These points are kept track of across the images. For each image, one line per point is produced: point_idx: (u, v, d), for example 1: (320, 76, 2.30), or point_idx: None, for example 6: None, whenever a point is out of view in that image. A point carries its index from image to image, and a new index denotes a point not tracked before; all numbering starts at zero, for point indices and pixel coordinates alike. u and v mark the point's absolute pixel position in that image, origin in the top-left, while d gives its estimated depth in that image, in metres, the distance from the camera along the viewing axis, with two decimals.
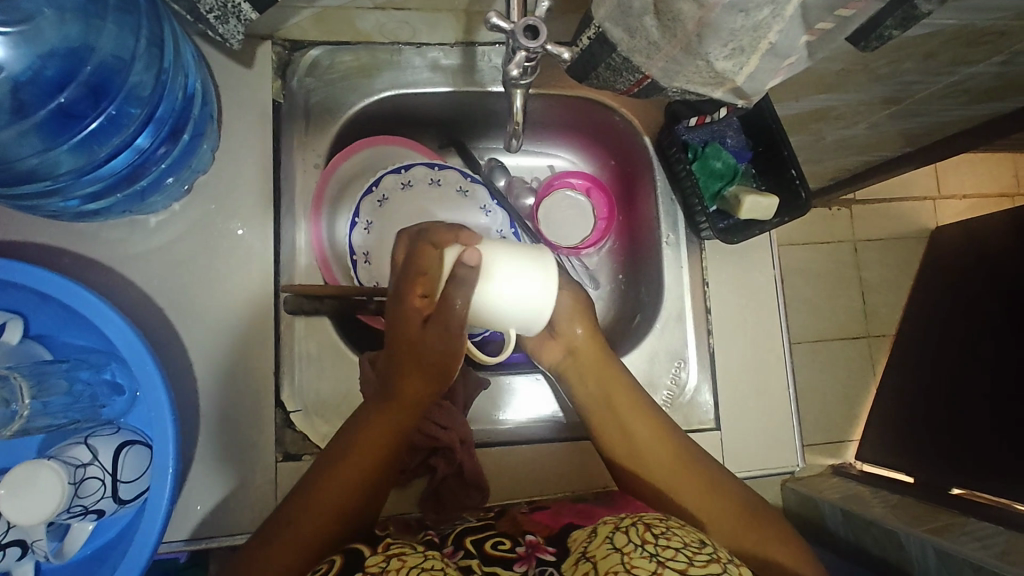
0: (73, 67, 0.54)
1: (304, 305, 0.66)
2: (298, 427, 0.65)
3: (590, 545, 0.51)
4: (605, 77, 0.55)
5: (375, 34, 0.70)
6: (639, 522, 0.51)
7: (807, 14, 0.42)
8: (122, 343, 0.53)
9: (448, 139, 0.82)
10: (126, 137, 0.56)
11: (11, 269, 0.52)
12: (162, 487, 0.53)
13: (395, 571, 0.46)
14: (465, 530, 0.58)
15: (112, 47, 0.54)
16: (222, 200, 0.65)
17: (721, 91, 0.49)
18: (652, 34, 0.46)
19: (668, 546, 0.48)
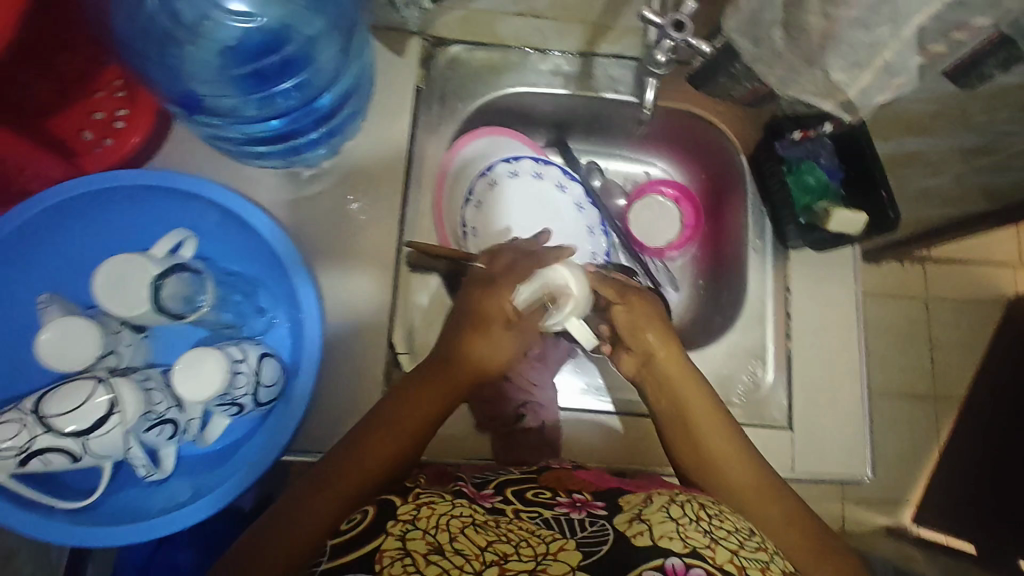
0: (278, 40, 0.66)
1: (423, 259, 0.75)
2: (403, 367, 0.71)
3: (645, 508, 0.54)
4: (723, 85, 0.63)
5: (511, 39, 0.79)
6: (694, 500, 0.55)
7: (923, 38, 0.47)
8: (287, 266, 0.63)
9: (555, 137, 0.91)
10: (304, 99, 0.68)
11: (212, 191, 0.62)
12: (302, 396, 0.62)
13: (427, 518, 0.51)
14: (508, 481, 0.60)
15: (311, 28, 0.66)
16: (363, 163, 0.74)
17: (831, 103, 0.55)
18: (777, 45, 0.52)
19: (721, 527, 0.52)
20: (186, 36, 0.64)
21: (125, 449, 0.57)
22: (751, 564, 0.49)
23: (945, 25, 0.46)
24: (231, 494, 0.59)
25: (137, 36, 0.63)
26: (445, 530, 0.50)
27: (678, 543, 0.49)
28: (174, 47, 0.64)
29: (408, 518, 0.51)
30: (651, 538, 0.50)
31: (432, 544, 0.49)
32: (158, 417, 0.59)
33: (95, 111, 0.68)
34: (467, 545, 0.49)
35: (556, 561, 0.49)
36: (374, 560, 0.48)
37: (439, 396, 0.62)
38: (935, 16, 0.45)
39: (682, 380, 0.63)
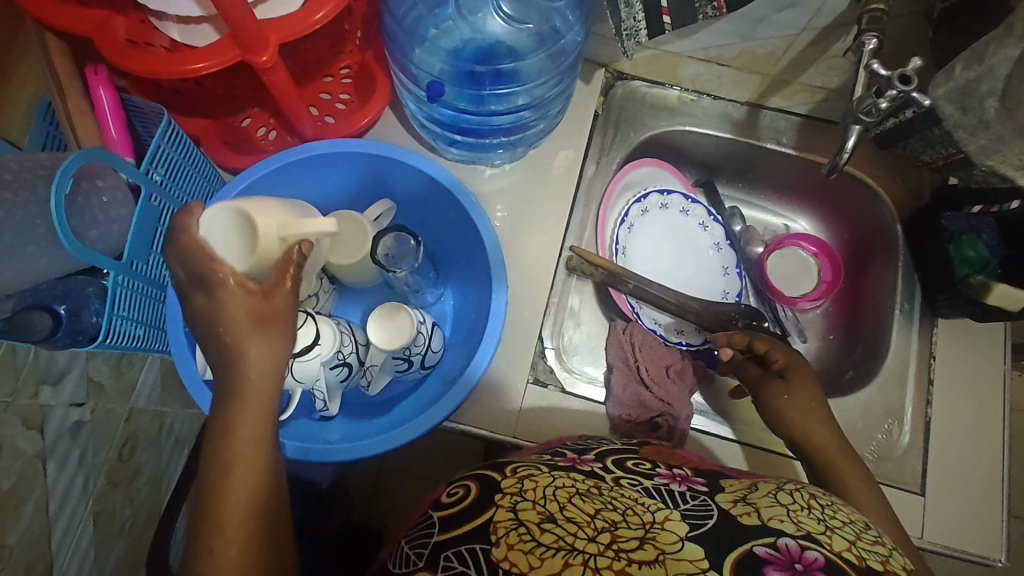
0: (513, 54, 0.74)
1: (582, 266, 0.78)
2: (548, 361, 0.74)
3: (750, 494, 0.53)
4: (913, 148, 0.64)
5: (690, 82, 0.85)
6: (802, 490, 0.53)
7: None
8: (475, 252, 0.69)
9: (703, 179, 0.97)
10: (509, 107, 0.75)
11: (422, 163, 0.68)
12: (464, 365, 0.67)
13: (534, 490, 0.51)
14: (609, 451, 0.61)
15: (540, 53, 0.74)
16: (539, 172, 0.81)
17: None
18: (988, 113, 0.55)
19: (833, 517, 0.50)
20: (439, 28, 0.74)
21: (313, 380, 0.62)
22: (871, 555, 0.46)
23: None
24: (392, 445, 0.62)
25: (403, 25, 0.73)
26: (553, 500, 0.49)
27: (790, 525, 0.47)
28: (425, 36, 0.73)
29: (515, 492, 0.51)
30: (759, 517, 0.48)
31: (543, 513, 0.48)
32: (343, 357, 0.64)
33: (324, 92, 0.80)
34: (577, 513, 0.48)
35: (662, 531, 0.47)
36: (489, 531, 0.47)
37: (269, 422, 0.53)
38: None
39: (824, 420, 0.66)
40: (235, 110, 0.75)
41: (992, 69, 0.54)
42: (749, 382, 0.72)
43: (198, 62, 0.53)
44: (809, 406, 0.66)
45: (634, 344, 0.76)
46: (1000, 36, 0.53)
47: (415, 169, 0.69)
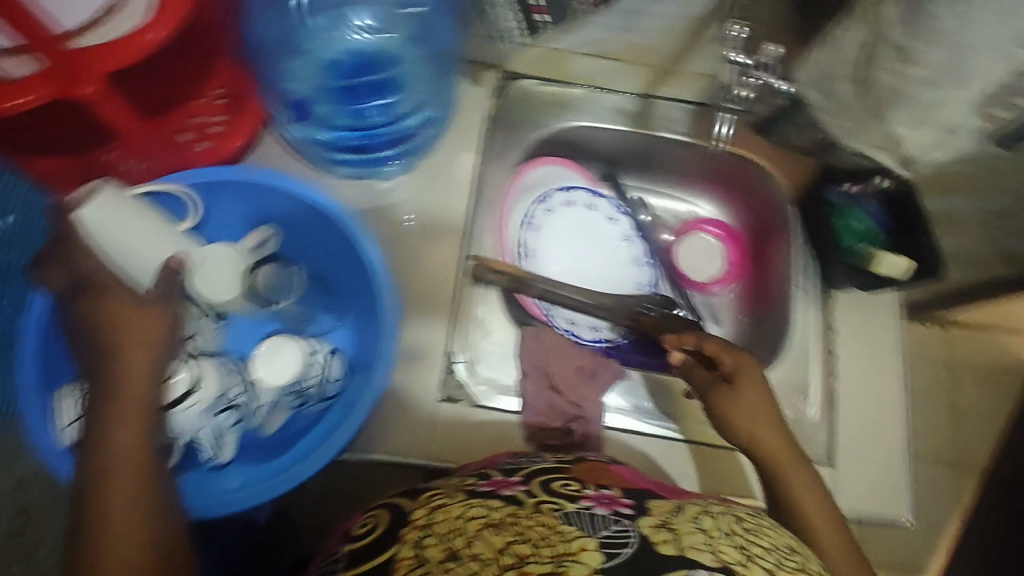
0: (390, 62, 0.73)
1: (486, 274, 0.77)
2: (459, 377, 0.73)
3: (674, 517, 0.49)
4: (778, 133, 0.70)
5: (579, 77, 0.85)
6: (729, 513, 0.51)
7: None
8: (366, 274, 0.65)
9: (608, 172, 0.95)
10: (390, 117, 0.75)
11: (297, 187, 0.64)
12: (362, 393, 0.63)
13: (444, 522, 0.47)
14: (539, 472, 0.56)
15: (416, 59, 0.74)
16: (432, 183, 0.79)
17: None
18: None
19: (756, 543, 0.47)
20: (309, 43, 0.71)
21: (196, 428, 0.60)
22: None
23: None
24: (291, 484, 0.59)
25: (269, 40, 0.69)
26: (461, 533, 0.45)
27: (708, 556, 0.44)
28: (296, 53, 0.71)
29: (423, 524, 0.47)
30: (677, 547, 0.45)
31: (448, 549, 0.44)
32: (228, 400, 0.62)
33: (196, 116, 0.73)
34: (485, 549, 0.44)
35: (574, 564, 0.43)
36: (390, 569, 0.44)
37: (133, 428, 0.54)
38: None
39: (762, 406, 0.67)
40: (97, 143, 0.68)
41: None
42: (699, 385, 0.71)
43: (27, 96, 0.51)
44: (756, 410, 0.67)
45: (543, 346, 0.76)
46: None
47: (290, 193, 0.65)
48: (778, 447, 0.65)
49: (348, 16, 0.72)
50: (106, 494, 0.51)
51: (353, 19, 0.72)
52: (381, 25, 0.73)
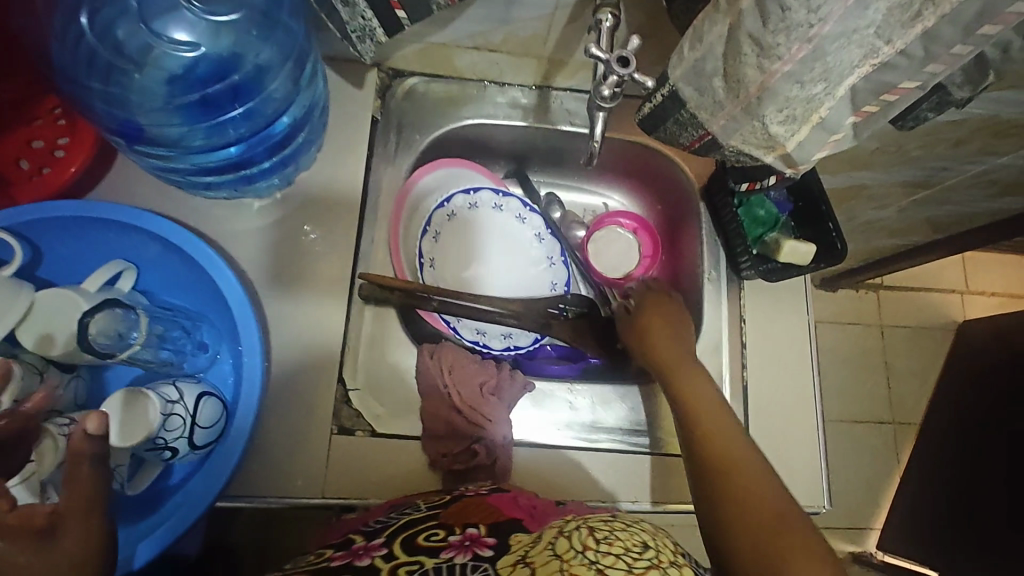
0: (231, 64, 0.63)
1: (376, 293, 0.73)
2: (355, 405, 0.68)
3: (530, 550, 0.48)
4: (671, 132, 0.61)
5: (469, 71, 0.79)
6: (583, 526, 0.49)
7: (855, 97, 0.47)
8: (235, 309, 0.61)
9: (515, 169, 0.91)
10: (253, 129, 0.65)
11: (151, 221, 0.60)
12: (240, 436, 0.60)
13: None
14: (402, 526, 0.53)
15: (264, 56, 0.63)
16: (315, 197, 0.73)
17: (772, 155, 0.55)
18: (719, 94, 0.51)
19: (609, 553, 0.46)
20: (133, 63, 0.61)
21: None
22: None
23: (875, 86, 0.45)
24: (165, 540, 0.56)
25: (93, 58, 0.60)
26: None
27: None
28: (119, 75, 0.61)
29: None
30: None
31: None
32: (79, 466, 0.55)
33: (35, 139, 0.65)
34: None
35: None
36: None
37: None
38: (863, 78, 0.45)
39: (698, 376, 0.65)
40: None
41: (710, 49, 0.48)
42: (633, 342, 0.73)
43: None
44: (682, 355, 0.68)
45: (450, 364, 0.72)
46: (711, 12, 0.48)
47: (145, 227, 0.60)
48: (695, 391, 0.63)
49: (170, 21, 0.61)
50: None
51: (190, 16, 0.62)
52: (214, 24, 0.62)
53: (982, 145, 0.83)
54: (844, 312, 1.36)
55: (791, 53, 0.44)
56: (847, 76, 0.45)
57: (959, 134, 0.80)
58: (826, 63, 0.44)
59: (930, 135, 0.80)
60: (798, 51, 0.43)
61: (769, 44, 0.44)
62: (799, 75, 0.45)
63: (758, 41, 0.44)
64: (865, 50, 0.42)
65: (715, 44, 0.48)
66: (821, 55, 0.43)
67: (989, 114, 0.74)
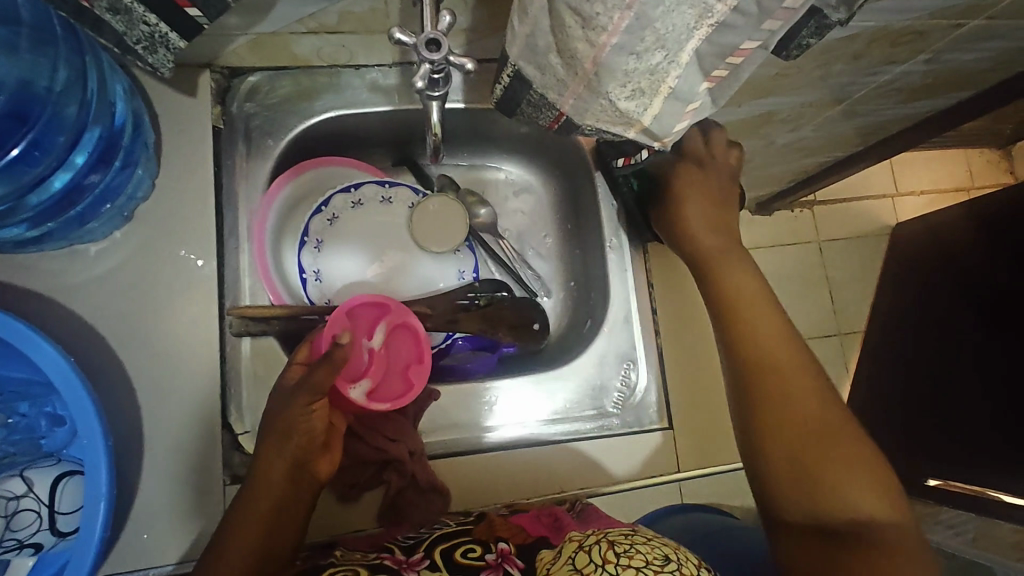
0: None
1: (250, 328, 0.67)
2: (246, 449, 0.64)
3: (553, 565, 0.51)
4: (529, 113, 0.54)
5: (315, 57, 0.71)
6: (604, 539, 0.51)
7: (702, 60, 0.41)
8: (60, 381, 0.51)
9: (401, 156, 0.84)
10: (53, 161, 0.56)
11: None
12: (90, 543, 0.49)
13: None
14: (438, 538, 0.57)
15: (28, 70, 0.54)
16: (164, 229, 0.65)
17: (634, 131, 0.49)
18: (558, 71, 0.45)
19: (627, 567, 0.47)
20: None
21: None
22: None
23: (720, 48, 0.40)
24: None
25: None
26: None
27: None
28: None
29: None
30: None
31: None
32: None
33: None
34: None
35: None
36: None
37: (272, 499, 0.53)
38: (705, 39, 0.39)
39: (763, 327, 0.62)
40: None
41: (536, 23, 0.43)
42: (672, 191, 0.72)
43: None
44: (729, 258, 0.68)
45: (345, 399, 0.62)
46: None
47: None
48: (768, 351, 0.61)
49: None
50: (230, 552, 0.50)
51: None
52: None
53: (880, 55, 0.79)
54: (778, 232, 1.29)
55: (614, 23, 0.38)
56: (687, 41, 0.39)
57: (855, 48, 0.75)
58: (657, 29, 0.38)
59: (825, 54, 0.75)
60: (620, 21, 0.38)
61: (589, 15, 0.38)
62: (630, 46, 0.39)
63: (578, 12, 0.39)
64: (697, 10, 0.36)
65: (539, 18, 0.42)
66: (647, 22, 0.37)
67: (879, 25, 0.69)
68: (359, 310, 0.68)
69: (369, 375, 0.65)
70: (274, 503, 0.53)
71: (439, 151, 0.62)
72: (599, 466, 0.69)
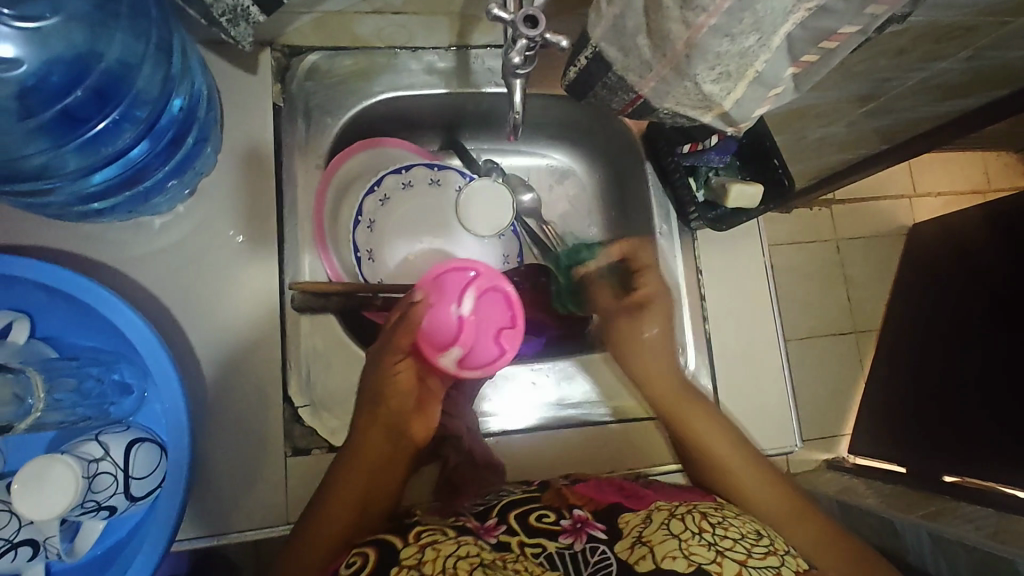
0: (77, 69, 0.54)
1: (311, 302, 0.67)
2: (306, 422, 0.65)
3: (645, 529, 0.53)
4: (602, 96, 0.56)
5: (374, 39, 0.72)
6: (696, 510, 0.55)
7: (792, 47, 0.42)
8: (145, 348, 0.55)
9: (448, 139, 0.84)
10: (132, 138, 0.57)
11: (41, 271, 0.54)
12: (175, 488, 0.55)
13: (432, 561, 0.49)
14: (509, 504, 0.60)
15: (119, 52, 0.55)
16: (225, 204, 0.65)
17: (710, 115, 0.50)
18: (644, 53, 0.46)
19: (726, 537, 0.52)
20: None
21: None
22: (761, 573, 0.49)
23: (812, 33, 0.41)
24: None
25: None
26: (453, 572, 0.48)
27: (682, 562, 0.49)
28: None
29: (414, 564, 0.49)
30: (654, 561, 0.50)
31: None
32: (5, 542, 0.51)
33: None
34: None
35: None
36: None
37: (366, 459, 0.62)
38: (800, 24, 0.40)
39: (697, 414, 0.67)
40: None
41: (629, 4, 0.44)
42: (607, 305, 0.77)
43: None
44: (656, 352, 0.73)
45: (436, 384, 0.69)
46: None
47: (29, 276, 0.54)
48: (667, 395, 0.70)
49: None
50: (332, 500, 0.58)
51: (13, 22, 0.53)
52: (37, 32, 0.53)
53: (925, 51, 0.80)
54: (800, 230, 1.29)
55: (716, 4, 0.38)
56: (781, 25, 0.40)
57: (904, 43, 0.76)
58: (756, 12, 0.39)
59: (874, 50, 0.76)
60: (723, 2, 0.38)
61: None
62: (727, 28, 0.40)
63: None
64: None
65: None
66: (749, 4, 0.38)
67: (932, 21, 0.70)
68: (446, 276, 0.71)
69: (462, 342, 0.70)
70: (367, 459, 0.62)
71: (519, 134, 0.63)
72: (648, 447, 0.72)
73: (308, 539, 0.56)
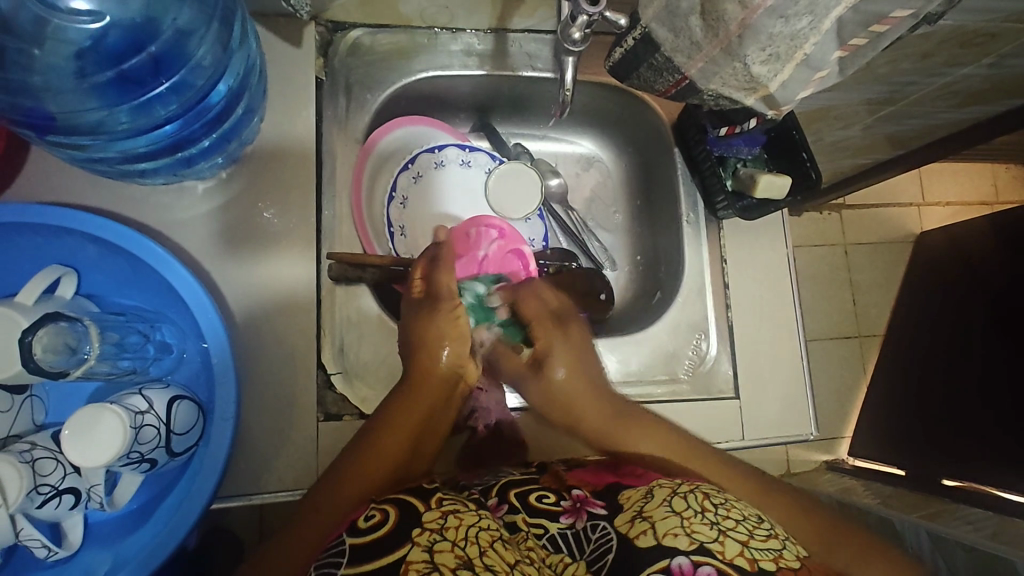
0: (135, 30, 0.55)
1: (348, 273, 0.68)
2: (338, 389, 0.67)
3: (647, 504, 0.52)
4: (646, 77, 0.57)
5: (417, 18, 0.73)
6: (697, 490, 0.53)
7: (841, 29, 0.43)
8: (194, 304, 0.57)
9: (480, 122, 0.86)
10: (185, 104, 0.57)
11: (94, 224, 0.56)
12: (219, 449, 0.56)
13: (455, 528, 0.47)
14: (510, 483, 0.60)
15: (178, 18, 0.56)
16: (267, 173, 0.67)
17: (753, 97, 0.52)
18: (695, 34, 0.47)
19: (727, 517, 0.49)
20: (31, 42, 0.54)
21: (13, 533, 0.50)
22: (762, 555, 0.46)
23: (865, 16, 0.42)
24: (159, 560, 0.54)
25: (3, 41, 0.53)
26: (473, 542, 0.46)
27: (684, 539, 0.47)
28: (13, 57, 0.54)
29: (436, 527, 0.47)
30: (654, 537, 0.48)
31: (461, 557, 0.44)
32: (50, 490, 0.52)
33: None
34: (498, 560, 0.45)
35: None
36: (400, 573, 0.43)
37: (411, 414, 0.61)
38: (852, 6, 0.41)
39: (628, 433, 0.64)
40: None
41: None
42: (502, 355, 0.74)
43: None
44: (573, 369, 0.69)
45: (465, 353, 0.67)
46: None
47: (81, 229, 0.56)
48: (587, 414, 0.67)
49: None
50: (372, 449, 0.57)
51: None
52: None
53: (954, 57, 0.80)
54: (812, 233, 1.30)
55: None
56: (834, 7, 0.41)
57: None
58: None
59: None
60: None
61: None
62: (782, 9, 0.41)
63: None
64: None
65: None
66: None
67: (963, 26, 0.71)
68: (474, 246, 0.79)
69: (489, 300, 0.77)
70: (411, 416, 0.61)
71: (566, 114, 0.67)
72: None
73: (343, 483, 0.55)
